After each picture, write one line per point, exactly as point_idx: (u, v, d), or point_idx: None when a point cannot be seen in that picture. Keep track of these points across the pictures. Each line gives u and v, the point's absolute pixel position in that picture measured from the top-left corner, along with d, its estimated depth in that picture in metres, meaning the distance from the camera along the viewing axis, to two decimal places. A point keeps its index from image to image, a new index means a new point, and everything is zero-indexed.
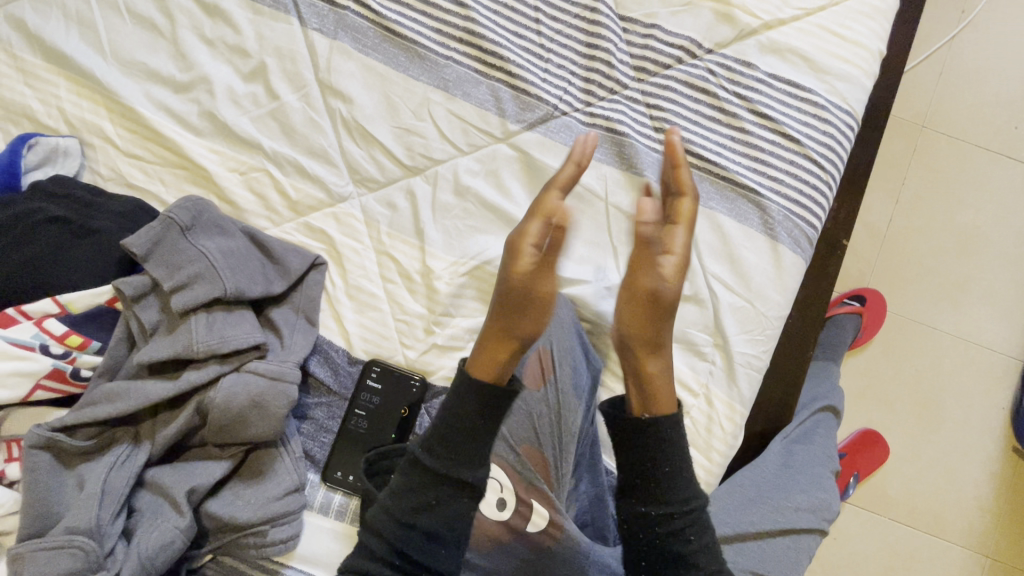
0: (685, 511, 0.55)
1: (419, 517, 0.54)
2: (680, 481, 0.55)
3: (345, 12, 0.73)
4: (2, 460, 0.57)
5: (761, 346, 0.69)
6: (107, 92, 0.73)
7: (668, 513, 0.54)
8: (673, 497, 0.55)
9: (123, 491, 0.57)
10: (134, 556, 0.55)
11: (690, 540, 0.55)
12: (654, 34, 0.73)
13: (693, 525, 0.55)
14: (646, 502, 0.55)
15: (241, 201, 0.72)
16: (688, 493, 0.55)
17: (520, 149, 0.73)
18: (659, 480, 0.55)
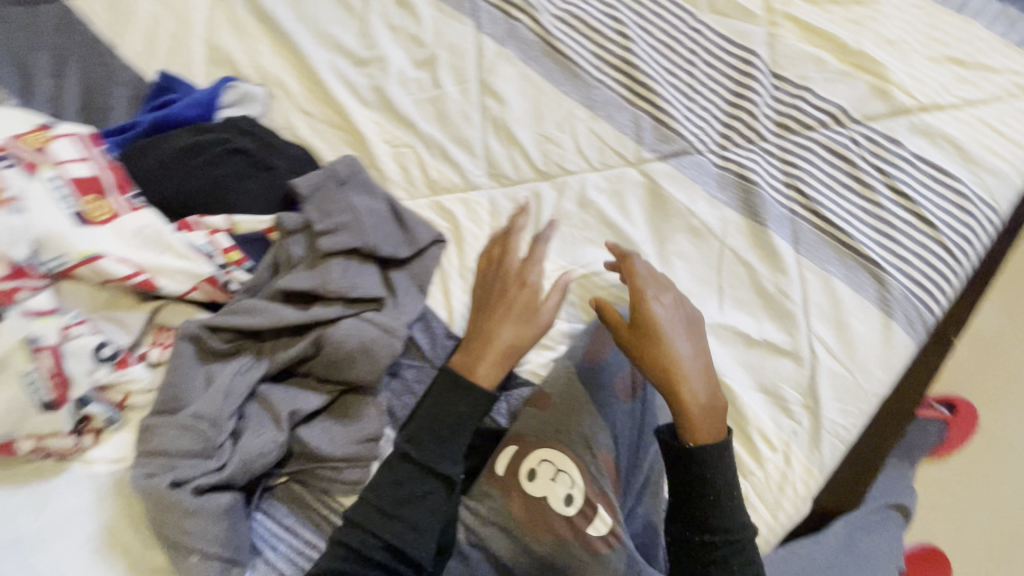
0: (734, 541, 0.56)
1: (404, 508, 0.60)
2: (731, 511, 0.57)
3: (518, 24, 0.81)
4: (149, 343, 0.65)
5: (853, 418, 0.68)
6: (300, 54, 0.83)
7: (715, 541, 0.56)
8: (719, 524, 0.57)
9: (242, 395, 0.64)
10: (238, 454, 0.61)
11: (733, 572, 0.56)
12: (804, 96, 0.75)
13: (733, 554, 0.56)
14: (694, 526, 0.58)
15: (386, 168, 0.79)
16: (732, 523, 0.57)
17: (649, 177, 0.77)
18: (707, 505, 0.57)
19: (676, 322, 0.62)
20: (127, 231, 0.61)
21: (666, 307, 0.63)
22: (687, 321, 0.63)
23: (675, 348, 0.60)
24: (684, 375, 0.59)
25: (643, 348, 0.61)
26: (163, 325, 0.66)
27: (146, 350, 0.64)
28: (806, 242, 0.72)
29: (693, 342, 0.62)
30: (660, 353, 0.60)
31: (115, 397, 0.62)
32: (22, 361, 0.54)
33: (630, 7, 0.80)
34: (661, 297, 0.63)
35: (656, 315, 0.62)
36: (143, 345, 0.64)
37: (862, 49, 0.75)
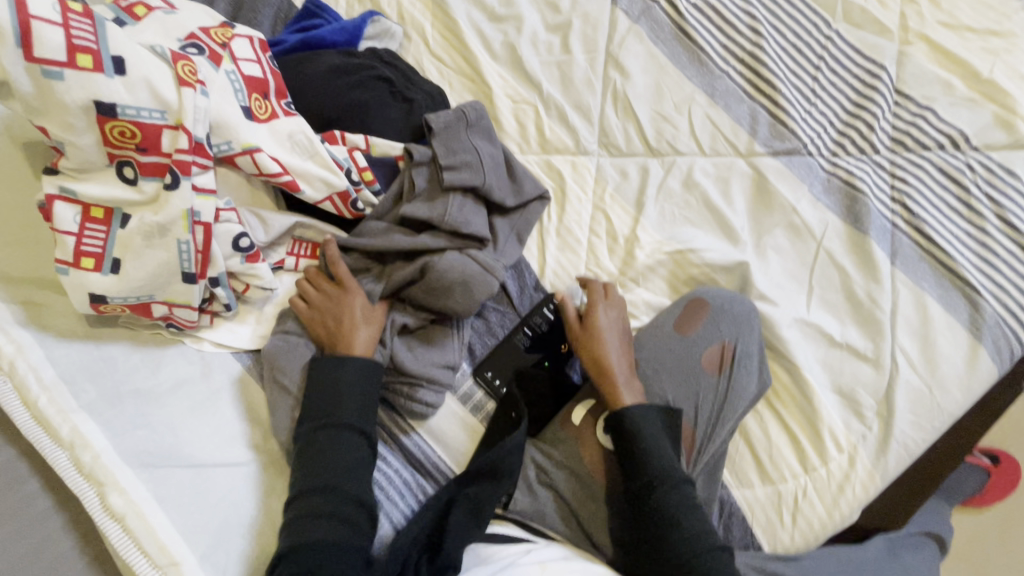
0: (672, 483, 0.59)
1: (315, 529, 0.55)
2: (631, 435, 0.62)
3: (653, 5, 0.84)
4: (284, 252, 0.73)
5: (923, 432, 0.70)
6: (440, 2, 0.87)
7: (659, 485, 0.59)
8: (655, 464, 0.60)
9: None
10: None
11: (687, 511, 0.58)
12: (925, 115, 0.76)
13: (664, 484, 0.59)
14: (635, 490, 0.61)
15: (504, 121, 0.83)
16: (665, 460, 0.60)
17: (757, 170, 0.79)
18: (638, 446, 0.61)
19: (620, 332, 0.70)
20: (282, 133, 0.66)
21: (615, 320, 0.70)
22: (626, 335, 0.70)
23: (611, 349, 0.68)
24: (618, 373, 0.66)
25: (583, 345, 0.69)
26: (301, 237, 0.74)
27: (282, 257, 0.72)
28: (904, 258, 0.73)
29: (620, 342, 0.69)
30: (601, 354, 0.67)
31: (237, 286, 0.67)
32: (182, 230, 0.58)
33: (765, 4, 0.83)
34: (609, 308, 0.71)
35: (597, 319, 0.69)
36: (280, 252, 0.72)
37: (993, 78, 0.76)
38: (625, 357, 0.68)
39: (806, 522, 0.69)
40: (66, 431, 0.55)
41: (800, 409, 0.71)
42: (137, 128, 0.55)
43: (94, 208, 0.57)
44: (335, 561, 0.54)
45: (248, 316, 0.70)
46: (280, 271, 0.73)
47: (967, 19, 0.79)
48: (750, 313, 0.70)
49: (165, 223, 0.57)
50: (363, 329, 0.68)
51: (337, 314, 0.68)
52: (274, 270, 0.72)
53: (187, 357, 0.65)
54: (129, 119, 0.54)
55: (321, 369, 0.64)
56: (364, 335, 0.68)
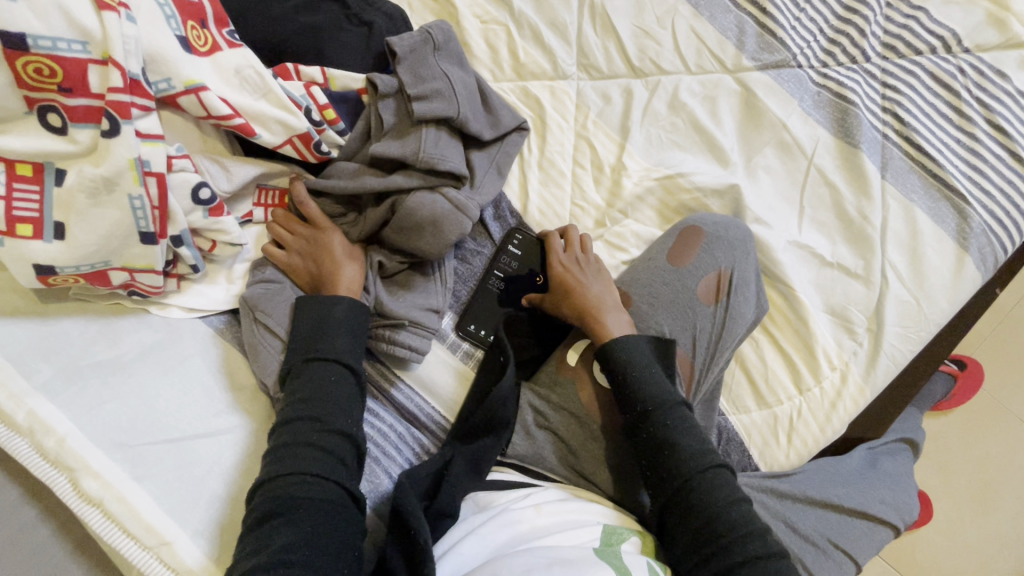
0: (664, 405, 0.58)
1: (295, 481, 0.49)
2: (624, 363, 0.60)
3: None
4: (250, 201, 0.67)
5: (912, 345, 0.70)
6: None
7: (651, 408, 0.58)
8: (649, 392, 0.59)
9: None
10: None
11: (683, 436, 0.58)
12: (917, 18, 0.73)
13: (658, 410, 0.58)
14: (630, 416, 0.60)
15: (474, 46, 0.76)
16: (660, 386, 0.59)
17: (745, 85, 0.75)
18: (629, 374, 0.60)
19: (595, 275, 0.68)
20: (228, 69, 0.58)
21: (587, 265, 0.69)
22: (608, 281, 0.68)
23: (586, 291, 0.66)
24: (603, 311, 0.64)
25: (557, 302, 0.67)
26: (268, 185, 0.68)
27: (252, 209, 0.67)
28: (894, 171, 0.72)
29: (600, 285, 0.67)
30: (581, 299, 0.65)
31: (203, 245, 0.61)
32: (131, 183, 0.51)
33: None
34: (571, 259, 0.69)
35: (559, 271, 0.68)
36: (246, 203, 0.66)
37: None
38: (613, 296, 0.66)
39: (800, 439, 0.71)
40: (22, 417, 0.51)
41: (793, 331, 0.71)
42: (57, 64, 0.47)
43: (20, 164, 0.49)
44: (318, 512, 0.48)
45: (218, 277, 0.64)
46: (248, 223, 0.67)
47: None
48: (745, 238, 0.68)
49: (110, 176, 0.50)
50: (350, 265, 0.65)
51: (323, 252, 0.65)
52: (241, 223, 0.67)
53: (151, 326, 0.60)
54: (46, 53, 0.46)
55: (307, 309, 0.60)
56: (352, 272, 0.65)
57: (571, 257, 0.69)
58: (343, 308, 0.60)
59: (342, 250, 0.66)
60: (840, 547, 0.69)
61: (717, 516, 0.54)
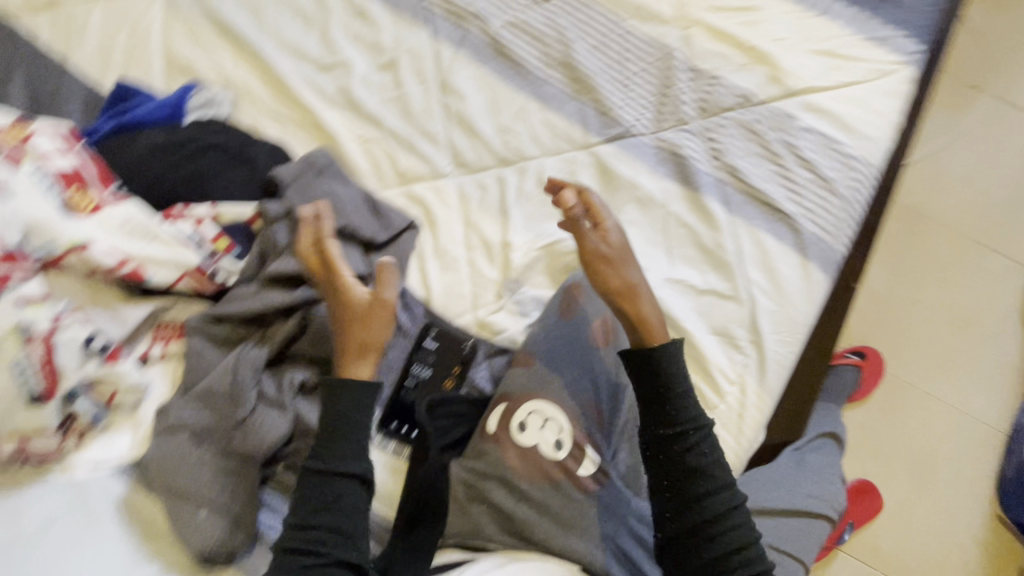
0: (700, 430, 0.62)
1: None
2: (688, 402, 0.63)
3: (469, 30, 0.89)
4: (146, 342, 0.67)
5: (791, 347, 0.80)
6: (264, 62, 0.86)
7: (686, 429, 0.62)
8: (683, 416, 0.62)
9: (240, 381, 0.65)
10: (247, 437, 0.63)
11: (703, 457, 0.61)
12: (717, 84, 0.89)
13: (707, 441, 0.62)
14: (659, 424, 0.63)
15: (357, 163, 0.84)
16: (693, 413, 0.63)
17: (598, 157, 0.87)
18: (680, 402, 0.63)
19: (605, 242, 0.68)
20: (114, 222, 0.64)
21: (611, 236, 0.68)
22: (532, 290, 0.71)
23: (628, 271, 0.67)
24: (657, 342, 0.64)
25: None
26: (164, 320, 0.68)
27: (150, 346, 0.67)
28: (734, 206, 0.85)
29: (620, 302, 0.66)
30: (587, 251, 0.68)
31: (103, 394, 0.62)
32: (14, 348, 0.55)
33: (566, 13, 0.91)
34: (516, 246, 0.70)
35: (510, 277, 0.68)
36: (144, 344, 0.67)
37: (757, 44, 0.90)
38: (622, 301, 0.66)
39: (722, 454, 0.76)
40: None
41: (689, 356, 0.79)
42: None
43: None
44: None
45: (123, 424, 0.63)
46: (147, 362, 0.66)
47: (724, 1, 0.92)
48: None
49: None
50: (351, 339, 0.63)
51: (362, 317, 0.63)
52: (138, 365, 0.66)
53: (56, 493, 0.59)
54: None
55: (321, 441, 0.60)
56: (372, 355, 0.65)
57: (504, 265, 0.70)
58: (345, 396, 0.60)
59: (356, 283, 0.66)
60: (781, 549, 0.78)
61: (715, 520, 0.60)
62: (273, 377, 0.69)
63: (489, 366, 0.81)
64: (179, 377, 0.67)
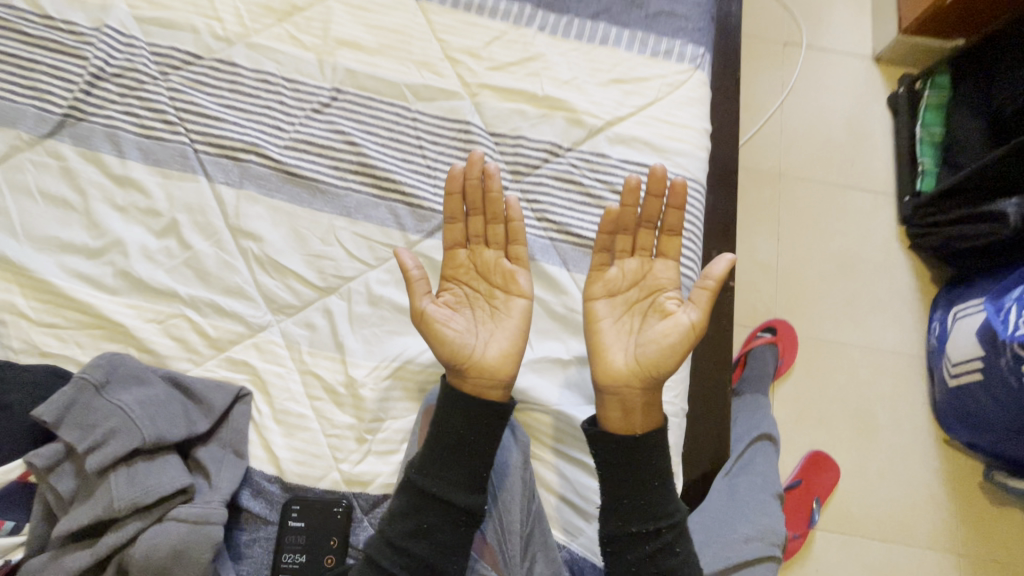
0: (671, 526, 0.68)
1: None
2: (662, 500, 0.68)
3: (248, 164, 0.82)
4: None
5: (672, 391, 0.77)
6: (20, 269, 0.75)
7: (660, 527, 0.68)
8: (663, 512, 0.68)
9: None
10: None
11: (675, 552, 0.68)
12: (521, 143, 0.85)
13: (680, 538, 0.68)
14: (631, 520, 0.68)
15: (160, 348, 0.74)
16: (670, 509, 0.68)
17: (425, 255, 0.81)
18: (650, 497, 0.68)
19: (655, 245, 0.74)
20: None
21: (669, 250, 0.74)
22: (515, 333, 0.72)
23: (664, 275, 0.74)
24: (650, 380, 0.69)
25: (479, 373, 0.70)
26: None
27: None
28: (574, 262, 0.81)
29: (641, 321, 0.73)
30: (599, 245, 0.74)
31: None
32: None
33: (348, 116, 0.85)
34: (514, 305, 0.73)
35: (492, 339, 0.71)
36: None
37: (548, 93, 0.87)
38: (654, 350, 0.70)
39: None
40: None
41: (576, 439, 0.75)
42: None
43: None
44: None
45: None
46: None
47: (504, 57, 0.89)
48: None
49: None
50: (483, 317, 0.73)
51: (480, 269, 0.74)
52: None
53: None
54: None
55: None
56: (502, 349, 0.71)
57: (463, 320, 0.72)
58: (458, 417, 0.69)
59: (457, 305, 0.73)
60: None
61: None
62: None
63: (370, 524, 0.72)
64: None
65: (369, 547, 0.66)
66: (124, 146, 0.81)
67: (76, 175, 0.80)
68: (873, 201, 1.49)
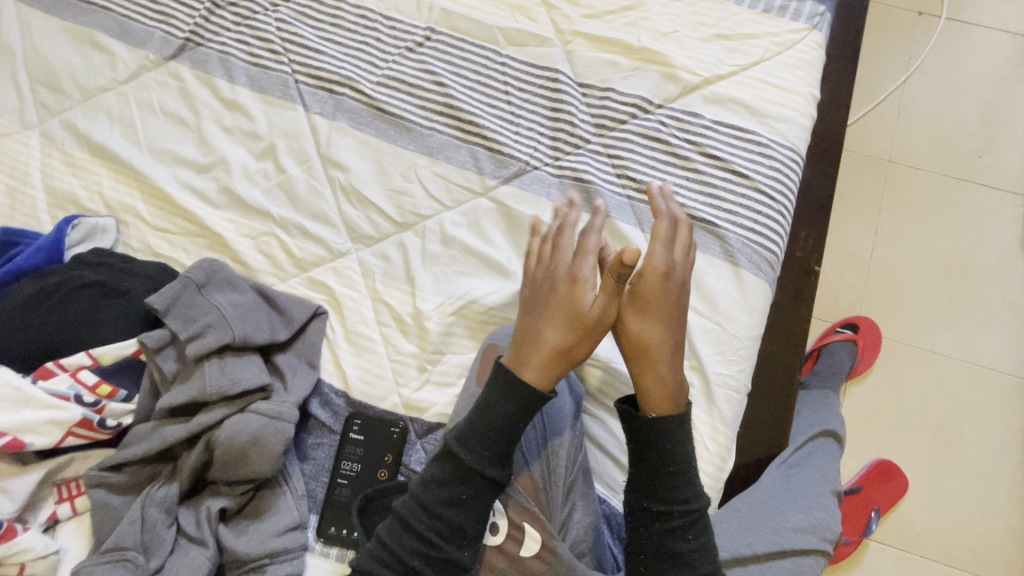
0: (687, 512, 0.64)
1: None
2: (676, 485, 0.64)
3: (342, 97, 0.85)
4: (53, 501, 0.66)
5: (736, 366, 0.74)
6: (141, 176, 0.84)
7: (673, 511, 0.64)
8: (676, 496, 0.64)
9: (157, 525, 0.65)
10: None
11: (690, 541, 0.63)
12: (610, 96, 0.82)
13: (695, 526, 0.63)
14: (651, 499, 0.65)
15: (252, 261, 0.81)
16: (687, 494, 0.64)
17: (499, 202, 0.82)
18: (658, 480, 0.65)
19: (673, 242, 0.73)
20: None
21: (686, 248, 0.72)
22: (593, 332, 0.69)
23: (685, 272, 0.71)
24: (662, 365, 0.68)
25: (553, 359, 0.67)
26: (63, 478, 0.67)
27: (55, 508, 0.66)
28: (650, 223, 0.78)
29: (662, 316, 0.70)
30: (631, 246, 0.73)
31: (8, 571, 0.60)
32: None
33: (439, 56, 0.86)
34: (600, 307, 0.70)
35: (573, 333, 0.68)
36: (49, 505, 0.66)
37: (644, 44, 0.83)
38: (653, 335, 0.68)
39: None
40: None
41: None
42: None
43: None
44: None
45: None
46: (56, 524, 0.66)
47: (602, 4, 0.86)
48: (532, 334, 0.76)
49: None
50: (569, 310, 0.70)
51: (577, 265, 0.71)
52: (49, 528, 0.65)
53: None
54: None
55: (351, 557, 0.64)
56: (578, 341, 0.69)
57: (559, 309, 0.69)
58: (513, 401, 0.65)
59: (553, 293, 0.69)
60: None
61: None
62: (191, 511, 0.68)
63: (422, 448, 0.75)
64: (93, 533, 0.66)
65: (402, 505, 0.64)
66: (234, 72, 0.87)
67: (192, 96, 0.87)
68: (998, 200, 1.32)
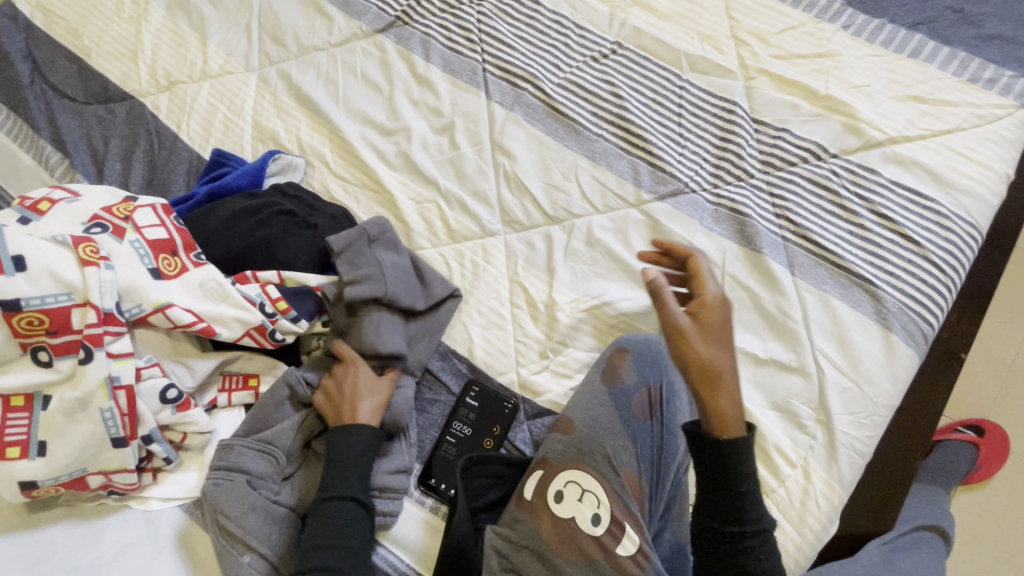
0: (758, 532, 0.61)
1: None
2: (748, 504, 0.62)
3: (523, 92, 0.92)
4: (216, 389, 0.75)
5: (866, 430, 0.71)
6: (334, 129, 0.95)
7: (744, 531, 0.61)
8: (747, 515, 0.61)
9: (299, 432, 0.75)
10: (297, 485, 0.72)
11: (760, 561, 0.61)
12: (784, 136, 0.83)
13: (765, 545, 0.61)
14: (721, 519, 0.62)
15: (412, 222, 0.88)
16: (757, 514, 0.62)
17: (649, 216, 0.84)
18: (720, 492, 0.62)
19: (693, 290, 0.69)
20: (193, 284, 0.71)
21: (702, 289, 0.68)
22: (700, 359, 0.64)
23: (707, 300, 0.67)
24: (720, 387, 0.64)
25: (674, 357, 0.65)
26: (230, 371, 0.77)
27: (216, 396, 0.75)
28: (803, 268, 0.77)
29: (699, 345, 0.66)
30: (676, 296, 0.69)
31: (174, 437, 0.71)
32: (103, 398, 0.63)
33: (621, 70, 0.90)
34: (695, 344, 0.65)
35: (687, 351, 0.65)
36: (213, 391, 0.75)
37: (831, 93, 0.83)
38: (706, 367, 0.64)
39: (782, 548, 0.69)
40: None
41: None
42: (45, 314, 0.63)
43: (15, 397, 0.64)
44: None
45: (191, 464, 0.73)
46: (213, 410, 0.75)
47: (793, 47, 0.87)
48: None
49: (85, 396, 0.63)
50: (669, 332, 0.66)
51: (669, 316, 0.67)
52: (207, 411, 0.74)
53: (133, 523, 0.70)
54: (36, 308, 0.62)
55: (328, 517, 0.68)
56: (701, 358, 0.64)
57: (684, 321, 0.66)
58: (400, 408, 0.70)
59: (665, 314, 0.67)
60: None
61: None
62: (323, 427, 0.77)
63: (529, 429, 0.78)
64: (240, 426, 0.74)
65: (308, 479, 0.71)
66: (432, 53, 0.96)
67: (391, 67, 0.97)
68: None
